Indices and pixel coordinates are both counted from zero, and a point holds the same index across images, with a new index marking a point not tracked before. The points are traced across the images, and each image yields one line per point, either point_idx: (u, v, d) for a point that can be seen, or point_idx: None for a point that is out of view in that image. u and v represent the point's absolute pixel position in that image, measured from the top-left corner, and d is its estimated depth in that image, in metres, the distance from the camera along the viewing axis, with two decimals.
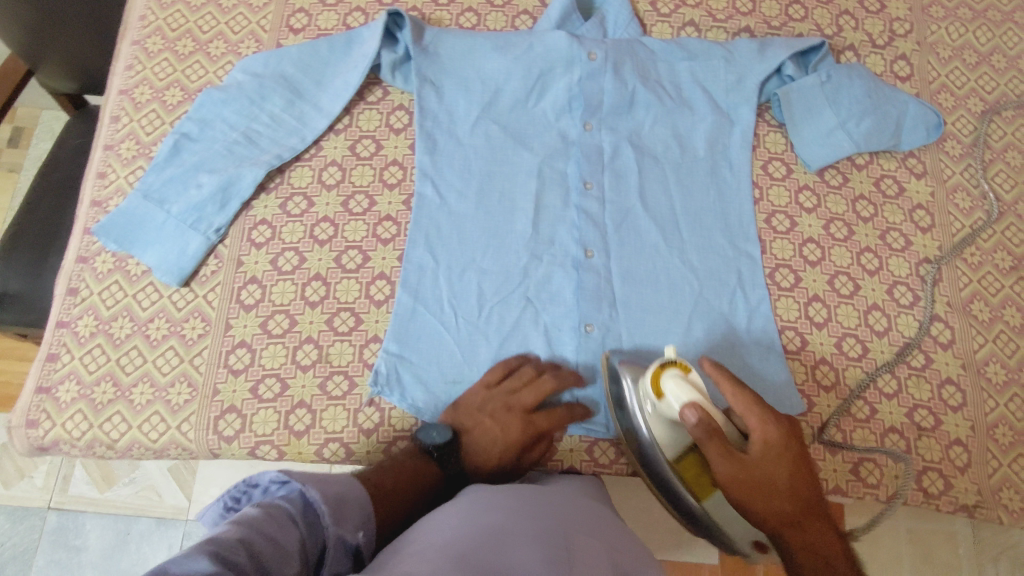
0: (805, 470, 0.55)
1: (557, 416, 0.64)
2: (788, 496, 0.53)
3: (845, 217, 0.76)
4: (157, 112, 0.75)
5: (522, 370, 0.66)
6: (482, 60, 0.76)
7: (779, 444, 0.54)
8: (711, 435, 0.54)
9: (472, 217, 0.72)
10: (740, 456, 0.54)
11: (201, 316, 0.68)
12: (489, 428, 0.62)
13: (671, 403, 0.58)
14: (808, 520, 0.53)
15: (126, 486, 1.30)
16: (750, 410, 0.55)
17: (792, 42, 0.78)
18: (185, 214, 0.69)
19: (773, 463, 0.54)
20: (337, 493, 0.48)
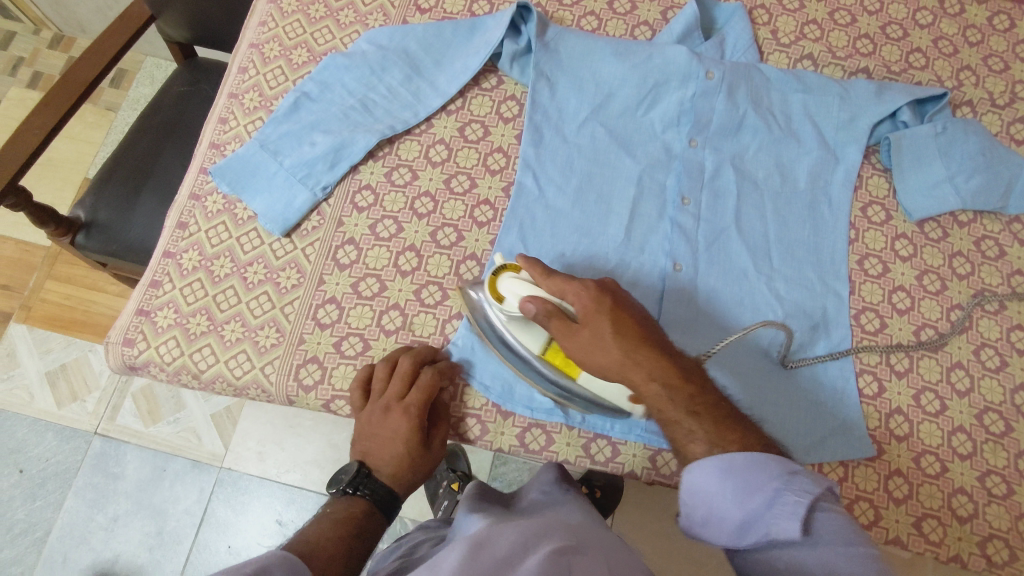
0: (627, 318, 0.56)
1: (426, 385, 0.63)
2: (615, 345, 0.55)
3: (939, 271, 0.74)
4: (282, 69, 0.78)
5: (375, 372, 0.65)
6: (599, 64, 0.77)
7: (591, 303, 0.56)
8: (550, 316, 0.57)
9: (567, 213, 0.73)
10: (575, 327, 0.57)
11: (297, 267, 0.70)
12: (389, 444, 0.63)
13: (512, 304, 0.60)
14: (640, 361, 0.55)
15: (169, 425, 1.37)
16: (564, 285, 0.58)
17: (912, 89, 0.77)
18: (297, 167, 0.72)
19: (596, 321, 0.56)
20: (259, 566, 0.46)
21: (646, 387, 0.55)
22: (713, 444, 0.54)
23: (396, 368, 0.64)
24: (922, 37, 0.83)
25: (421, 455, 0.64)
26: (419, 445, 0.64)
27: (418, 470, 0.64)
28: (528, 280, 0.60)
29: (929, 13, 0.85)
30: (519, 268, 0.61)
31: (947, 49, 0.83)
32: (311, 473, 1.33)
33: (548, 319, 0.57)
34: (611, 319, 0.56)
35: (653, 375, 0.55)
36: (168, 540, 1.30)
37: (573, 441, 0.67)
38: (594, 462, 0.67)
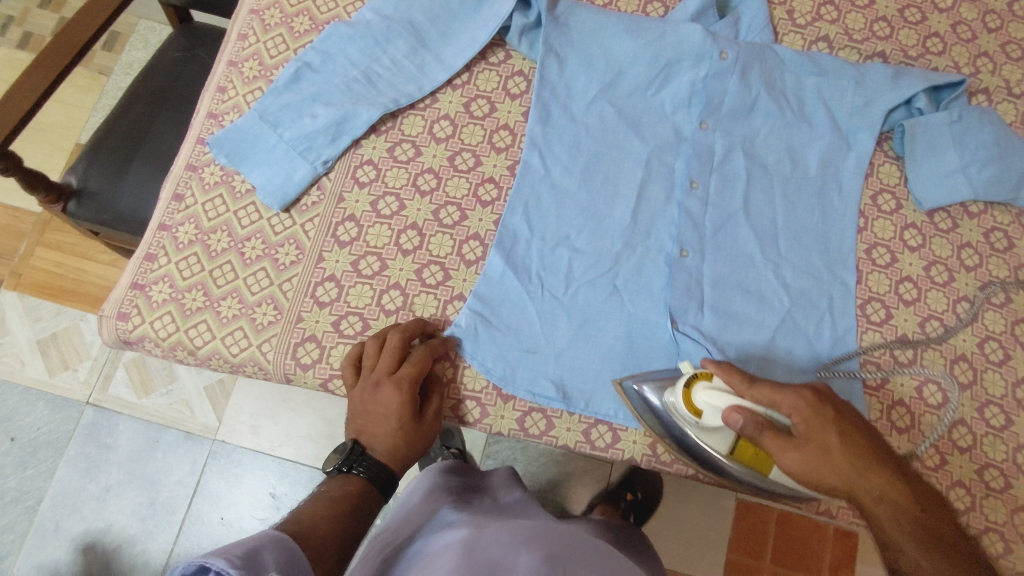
0: (851, 429, 0.55)
1: (418, 359, 0.62)
2: (841, 453, 0.54)
3: (948, 262, 0.73)
4: (283, 37, 0.75)
5: (364, 350, 0.63)
6: (610, 40, 0.75)
7: (810, 414, 0.54)
8: (759, 428, 0.54)
9: (573, 194, 0.72)
10: (793, 438, 0.54)
11: (296, 243, 0.68)
12: (382, 420, 0.61)
13: (710, 416, 0.57)
14: (873, 477, 0.53)
15: (162, 396, 1.36)
16: (775, 392, 0.55)
17: (929, 75, 0.75)
18: (296, 140, 0.70)
19: (819, 432, 0.54)
20: (248, 549, 0.43)
21: (877, 504, 0.53)
22: (924, 549, 0.51)
23: (386, 343, 0.62)
24: (941, 22, 0.82)
25: (415, 430, 0.62)
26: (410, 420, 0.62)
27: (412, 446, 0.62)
28: (722, 388, 0.57)
29: None
30: (711, 374, 0.58)
31: (965, 35, 0.81)
32: (303, 448, 1.33)
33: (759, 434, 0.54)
34: (834, 432, 0.54)
35: (885, 493, 0.53)
36: (160, 511, 1.30)
37: (573, 427, 0.66)
38: (594, 448, 0.66)
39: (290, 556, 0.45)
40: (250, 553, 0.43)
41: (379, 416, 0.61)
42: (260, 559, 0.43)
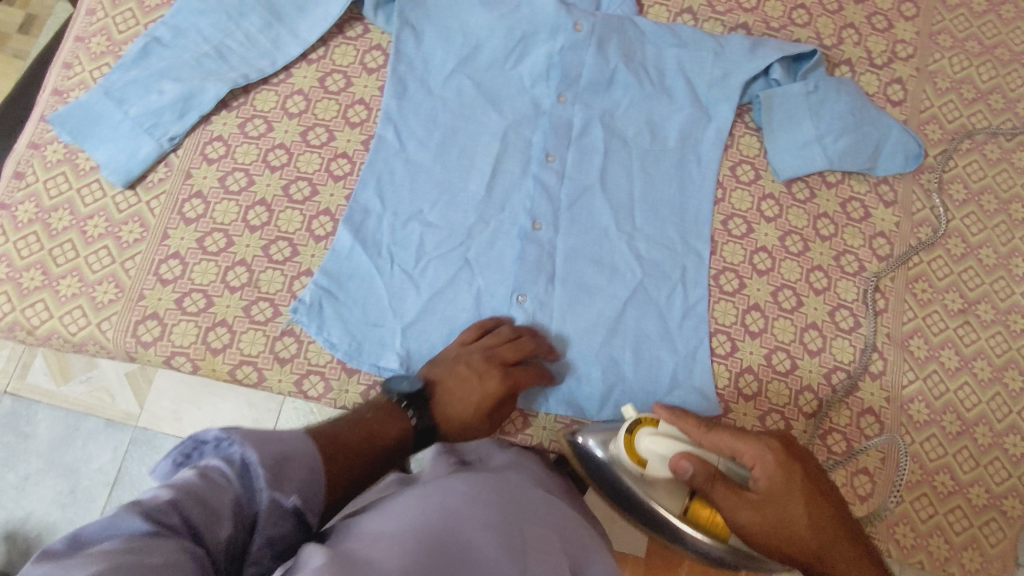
0: (814, 489, 0.53)
1: (533, 373, 0.65)
2: (804, 519, 0.52)
3: (803, 232, 0.74)
4: (133, 12, 0.74)
5: (499, 330, 0.66)
6: (467, 14, 0.75)
7: (776, 470, 0.52)
8: (707, 477, 0.53)
9: (428, 168, 0.71)
10: (752, 496, 0.52)
11: (140, 221, 0.68)
12: (455, 381, 0.61)
13: (659, 465, 0.56)
14: (819, 530, 0.52)
15: (82, 384, 1.29)
16: (738, 443, 0.53)
17: (785, 46, 0.75)
18: (142, 117, 0.69)
19: (783, 491, 0.52)
20: (280, 454, 0.42)
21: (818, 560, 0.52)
22: None
23: (501, 331, 0.65)
24: None
25: (477, 415, 0.61)
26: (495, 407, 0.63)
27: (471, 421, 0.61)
28: (670, 435, 0.57)
29: None
30: (658, 421, 0.58)
31: (831, 6, 0.82)
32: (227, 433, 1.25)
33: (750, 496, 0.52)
34: (801, 495, 0.52)
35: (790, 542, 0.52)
36: (81, 498, 1.24)
37: None
38: None
39: (315, 468, 0.44)
40: (281, 457, 0.42)
41: (467, 384, 0.61)
42: (285, 470, 0.42)
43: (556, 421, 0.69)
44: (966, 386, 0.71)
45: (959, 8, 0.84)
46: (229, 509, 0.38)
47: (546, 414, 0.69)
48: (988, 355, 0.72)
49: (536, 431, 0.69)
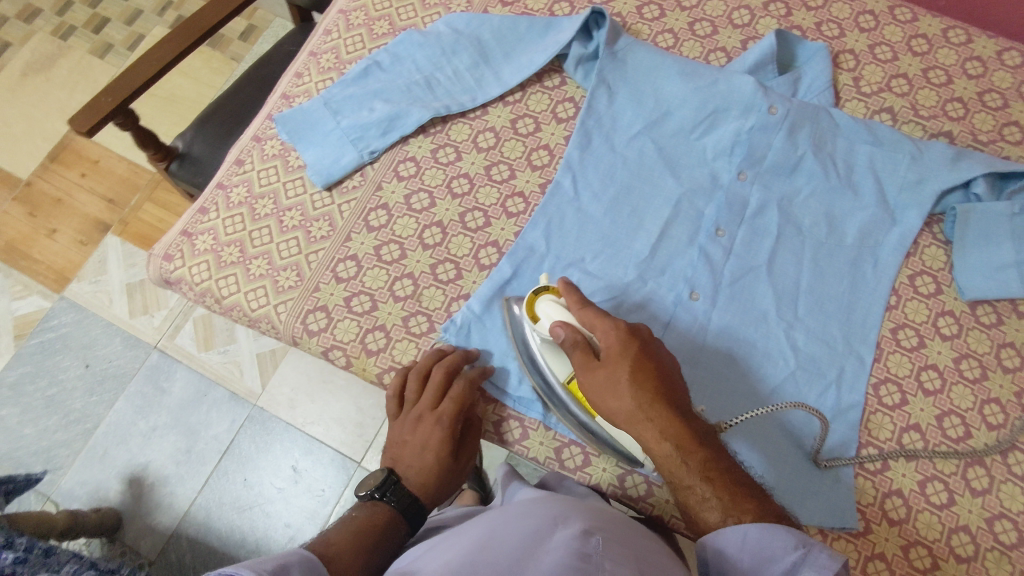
0: (651, 371, 0.57)
1: (459, 396, 0.64)
2: (631, 392, 0.56)
3: (982, 359, 0.69)
4: (362, 37, 0.82)
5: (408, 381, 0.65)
6: (662, 81, 0.77)
7: (618, 345, 0.58)
8: (574, 344, 0.59)
9: (596, 220, 0.73)
10: (596, 360, 0.59)
11: (329, 221, 0.74)
12: (413, 457, 0.64)
13: (545, 324, 0.62)
14: (651, 417, 0.56)
15: (218, 354, 1.40)
16: (596, 319, 0.60)
17: (993, 161, 0.71)
18: (351, 129, 0.76)
19: (616, 363, 0.57)
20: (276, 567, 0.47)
21: (658, 442, 0.55)
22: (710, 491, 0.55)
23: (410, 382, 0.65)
24: None
25: (447, 466, 0.64)
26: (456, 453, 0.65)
27: (440, 475, 0.64)
28: (564, 306, 0.62)
29: None
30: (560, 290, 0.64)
31: None
32: (331, 431, 1.32)
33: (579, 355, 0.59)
34: (630, 365, 0.57)
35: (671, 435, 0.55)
36: (194, 460, 1.33)
37: (546, 441, 0.67)
38: (562, 468, 0.66)
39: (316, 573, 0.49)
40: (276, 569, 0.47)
41: (424, 455, 0.63)
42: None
43: None
44: None
45: None
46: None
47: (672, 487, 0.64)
48: None
49: (659, 503, 0.64)
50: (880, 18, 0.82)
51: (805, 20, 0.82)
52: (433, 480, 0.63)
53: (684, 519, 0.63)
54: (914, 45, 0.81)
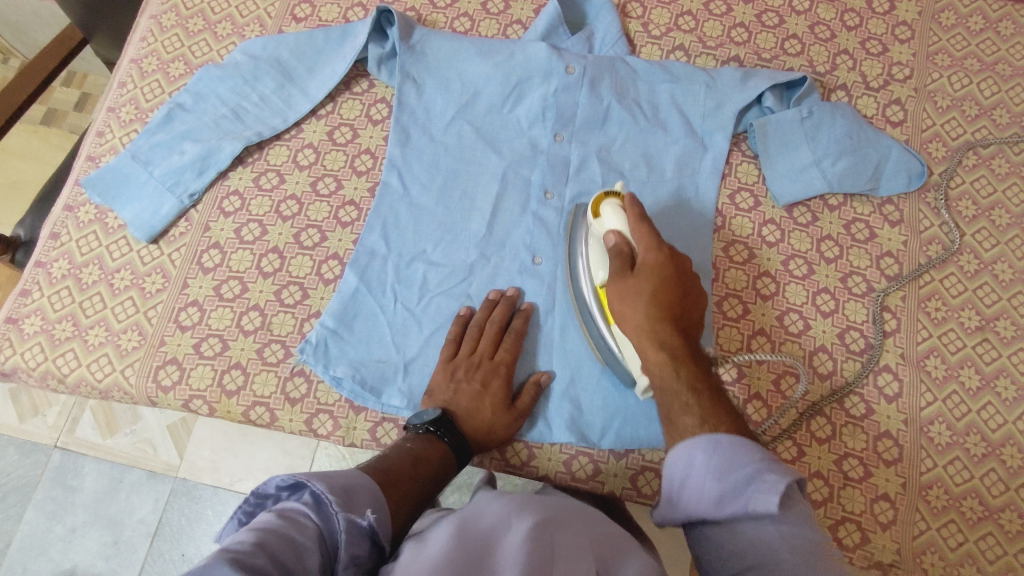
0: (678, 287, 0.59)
1: (514, 346, 0.68)
2: (658, 302, 0.58)
3: (807, 255, 0.74)
4: (159, 82, 0.80)
5: (465, 334, 0.69)
6: (464, 63, 0.78)
7: (654, 266, 0.59)
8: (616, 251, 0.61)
9: (430, 210, 0.74)
10: (631, 273, 0.60)
11: (162, 272, 0.72)
12: (475, 402, 0.65)
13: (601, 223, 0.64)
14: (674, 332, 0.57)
15: (125, 436, 1.28)
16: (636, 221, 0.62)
17: (775, 75, 0.77)
18: (165, 176, 0.74)
19: (654, 271, 0.59)
20: (345, 486, 0.50)
21: (653, 351, 0.57)
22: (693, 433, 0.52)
23: (485, 331, 0.68)
24: (798, 23, 0.83)
25: (503, 416, 0.65)
26: (526, 397, 0.67)
27: (498, 422, 0.65)
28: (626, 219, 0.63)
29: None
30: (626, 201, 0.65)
31: (824, 34, 0.83)
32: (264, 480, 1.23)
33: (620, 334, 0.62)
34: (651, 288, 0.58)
35: (666, 345, 0.57)
36: (125, 549, 1.22)
37: None
38: None
39: (374, 495, 0.52)
40: (344, 486, 0.50)
41: (487, 401, 0.65)
42: (348, 495, 0.49)
43: (561, 452, 0.68)
44: (989, 406, 0.68)
45: (955, 29, 0.84)
46: (314, 528, 0.45)
47: (551, 444, 0.68)
48: (1010, 373, 0.69)
49: (541, 463, 0.68)
50: None
51: None
52: (499, 424, 0.65)
53: (568, 472, 0.68)
54: None
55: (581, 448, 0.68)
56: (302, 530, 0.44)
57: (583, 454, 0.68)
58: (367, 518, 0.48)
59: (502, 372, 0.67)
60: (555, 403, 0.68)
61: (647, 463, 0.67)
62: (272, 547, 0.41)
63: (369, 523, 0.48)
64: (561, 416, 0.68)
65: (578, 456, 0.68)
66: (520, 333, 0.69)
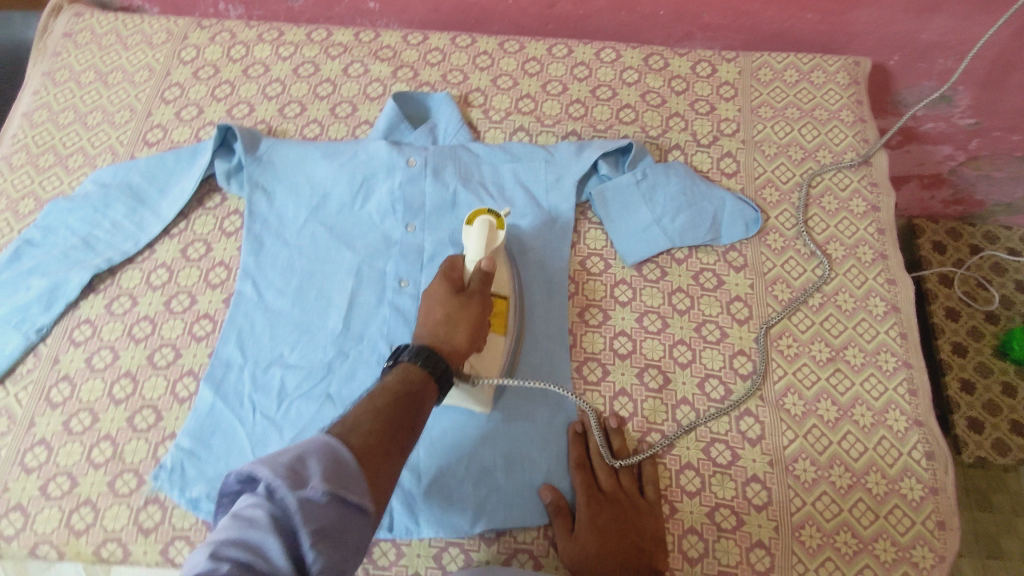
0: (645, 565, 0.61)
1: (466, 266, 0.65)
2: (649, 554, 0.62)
3: (660, 310, 0.76)
4: (8, 221, 0.80)
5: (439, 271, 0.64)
6: (312, 168, 0.81)
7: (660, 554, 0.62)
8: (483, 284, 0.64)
9: (286, 313, 0.74)
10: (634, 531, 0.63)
11: (7, 414, 0.70)
12: (436, 327, 0.60)
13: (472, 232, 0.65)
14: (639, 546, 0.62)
15: None
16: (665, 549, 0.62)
17: (607, 143, 0.81)
18: (11, 314, 0.73)
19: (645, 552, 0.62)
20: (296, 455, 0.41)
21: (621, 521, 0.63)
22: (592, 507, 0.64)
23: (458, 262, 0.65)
24: (630, 93, 0.89)
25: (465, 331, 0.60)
26: (477, 307, 0.63)
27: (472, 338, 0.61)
28: (489, 241, 0.65)
29: (635, 71, 0.91)
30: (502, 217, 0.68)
31: (654, 101, 0.88)
32: None
33: (483, 288, 0.64)
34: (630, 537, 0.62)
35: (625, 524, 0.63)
36: None
37: None
38: None
39: (338, 460, 0.42)
40: (293, 462, 0.40)
41: (443, 320, 0.60)
42: (302, 467, 0.40)
43: (431, 546, 0.65)
44: (849, 436, 0.69)
45: (773, 82, 0.90)
46: (266, 519, 0.38)
47: (419, 540, 0.65)
48: (865, 400, 0.71)
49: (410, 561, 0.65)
50: (494, 55, 0.92)
51: (431, 75, 0.90)
52: (470, 341, 0.60)
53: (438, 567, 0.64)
54: (528, 68, 0.91)
55: (451, 539, 0.65)
56: (255, 560, 0.37)
57: (453, 544, 0.65)
58: (314, 486, 0.39)
59: (451, 291, 0.63)
60: (426, 494, 0.66)
61: (519, 545, 0.65)
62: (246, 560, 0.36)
63: (318, 493, 0.39)
64: (430, 510, 0.65)
65: (448, 548, 0.65)
66: (451, 264, 0.65)
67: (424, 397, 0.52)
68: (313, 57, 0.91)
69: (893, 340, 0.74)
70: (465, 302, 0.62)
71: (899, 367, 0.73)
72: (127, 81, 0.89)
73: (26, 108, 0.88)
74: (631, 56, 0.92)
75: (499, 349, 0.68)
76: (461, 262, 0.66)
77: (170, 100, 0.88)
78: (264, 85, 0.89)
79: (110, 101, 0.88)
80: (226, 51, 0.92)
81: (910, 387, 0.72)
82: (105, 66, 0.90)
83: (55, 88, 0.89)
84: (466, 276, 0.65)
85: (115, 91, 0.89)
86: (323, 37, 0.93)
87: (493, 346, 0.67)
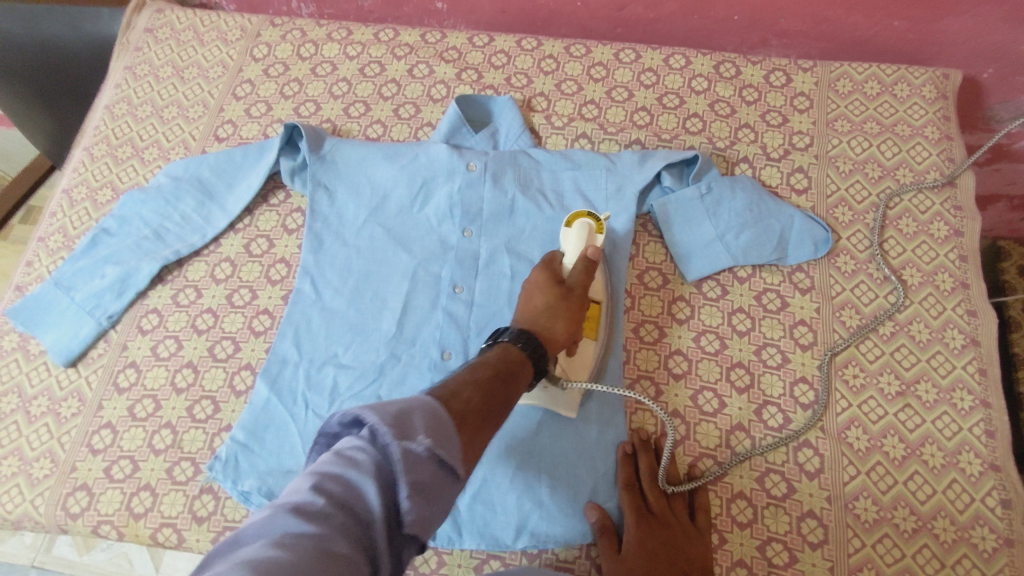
0: None
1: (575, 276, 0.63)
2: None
3: (718, 330, 0.73)
4: (87, 210, 0.84)
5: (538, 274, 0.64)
6: (373, 169, 0.81)
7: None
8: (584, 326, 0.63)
9: (342, 313, 0.75)
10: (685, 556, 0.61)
11: (78, 396, 0.73)
12: (537, 314, 0.59)
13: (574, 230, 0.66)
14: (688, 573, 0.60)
15: (105, 550, 1.01)
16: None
17: (671, 154, 0.78)
18: (86, 300, 0.76)
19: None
20: (399, 407, 0.38)
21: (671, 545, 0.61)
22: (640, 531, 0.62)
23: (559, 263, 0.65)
24: (698, 102, 0.86)
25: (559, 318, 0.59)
26: (577, 298, 0.62)
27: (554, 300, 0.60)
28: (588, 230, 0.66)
29: (704, 79, 0.88)
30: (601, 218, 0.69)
31: (724, 111, 0.85)
32: None
33: (583, 273, 0.63)
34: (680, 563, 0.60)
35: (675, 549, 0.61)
36: None
37: None
38: None
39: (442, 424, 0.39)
40: (401, 411, 0.37)
41: (544, 309, 0.60)
42: (408, 418, 0.37)
43: (471, 556, 0.65)
44: (917, 476, 0.65)
45: (853, 95, 0.86)
46: (369, 468, 0.35)
47: (460, 550, 0.65)
48: (937, 439, 0.67)
49: (451, 569, 0.65)
50: (559, 58, 0.90)
51: (495, 78, 0.89)
52: (568, 333, 0.59)
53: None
54: (594, 73, 0.89)
55: (492, 552, 0.65)
56: (356, 503, 0.34)
57: (494, 557, 0.65)
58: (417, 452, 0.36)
59: (551, 285, 0.62)
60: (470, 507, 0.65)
61: (561, 563, 0.65)
62: (336, 509, 0.33)
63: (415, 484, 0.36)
64: (473, 522, 0.65)
65: (489, 560, 0.65)
66: (550, 259, 0.65)
67: (521, 374, 0.52)
68: (379, 57, 0.92)
69: (971, 376, 0.70)
70: (566, 295, 0.61)
71: (975, 406, 0.68)
72: (201, 77, 0.92)
73: (108, 101, 0.92)
74: (701, 63, 0.89)
75: (587, 357, 0.67)
76: (559, 257, 0.65)
77: (241, 96, 0.90)
78: (331, 84, 0.90)
79: (185, 96, 0.91)
80: (297, 49, 0.93)
81: (987, 429, 0.67)
82: (182, 62, 0.93)
83: (135, 82, 0.92)
84: (567, 270, 0.64)
85: (189, 87, 0.91)
86: (390, 37, 0.93)
87: (584, 350, 0.67)
